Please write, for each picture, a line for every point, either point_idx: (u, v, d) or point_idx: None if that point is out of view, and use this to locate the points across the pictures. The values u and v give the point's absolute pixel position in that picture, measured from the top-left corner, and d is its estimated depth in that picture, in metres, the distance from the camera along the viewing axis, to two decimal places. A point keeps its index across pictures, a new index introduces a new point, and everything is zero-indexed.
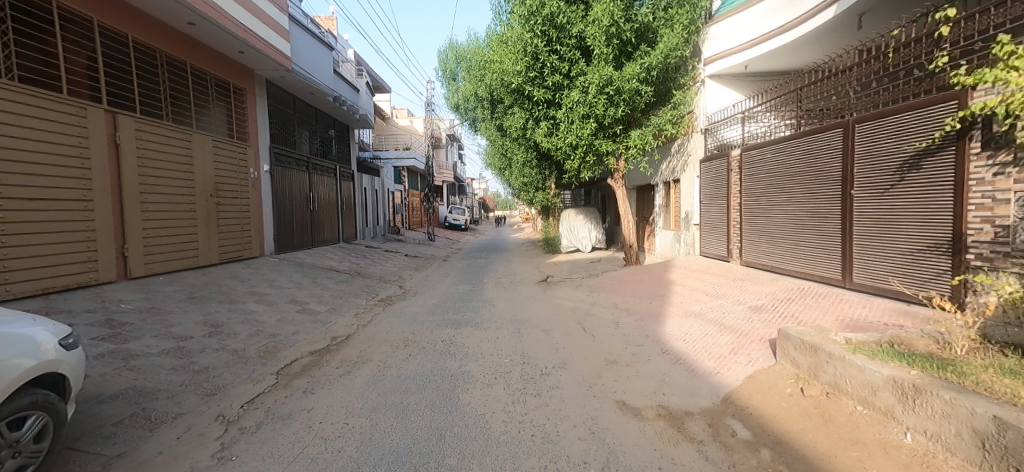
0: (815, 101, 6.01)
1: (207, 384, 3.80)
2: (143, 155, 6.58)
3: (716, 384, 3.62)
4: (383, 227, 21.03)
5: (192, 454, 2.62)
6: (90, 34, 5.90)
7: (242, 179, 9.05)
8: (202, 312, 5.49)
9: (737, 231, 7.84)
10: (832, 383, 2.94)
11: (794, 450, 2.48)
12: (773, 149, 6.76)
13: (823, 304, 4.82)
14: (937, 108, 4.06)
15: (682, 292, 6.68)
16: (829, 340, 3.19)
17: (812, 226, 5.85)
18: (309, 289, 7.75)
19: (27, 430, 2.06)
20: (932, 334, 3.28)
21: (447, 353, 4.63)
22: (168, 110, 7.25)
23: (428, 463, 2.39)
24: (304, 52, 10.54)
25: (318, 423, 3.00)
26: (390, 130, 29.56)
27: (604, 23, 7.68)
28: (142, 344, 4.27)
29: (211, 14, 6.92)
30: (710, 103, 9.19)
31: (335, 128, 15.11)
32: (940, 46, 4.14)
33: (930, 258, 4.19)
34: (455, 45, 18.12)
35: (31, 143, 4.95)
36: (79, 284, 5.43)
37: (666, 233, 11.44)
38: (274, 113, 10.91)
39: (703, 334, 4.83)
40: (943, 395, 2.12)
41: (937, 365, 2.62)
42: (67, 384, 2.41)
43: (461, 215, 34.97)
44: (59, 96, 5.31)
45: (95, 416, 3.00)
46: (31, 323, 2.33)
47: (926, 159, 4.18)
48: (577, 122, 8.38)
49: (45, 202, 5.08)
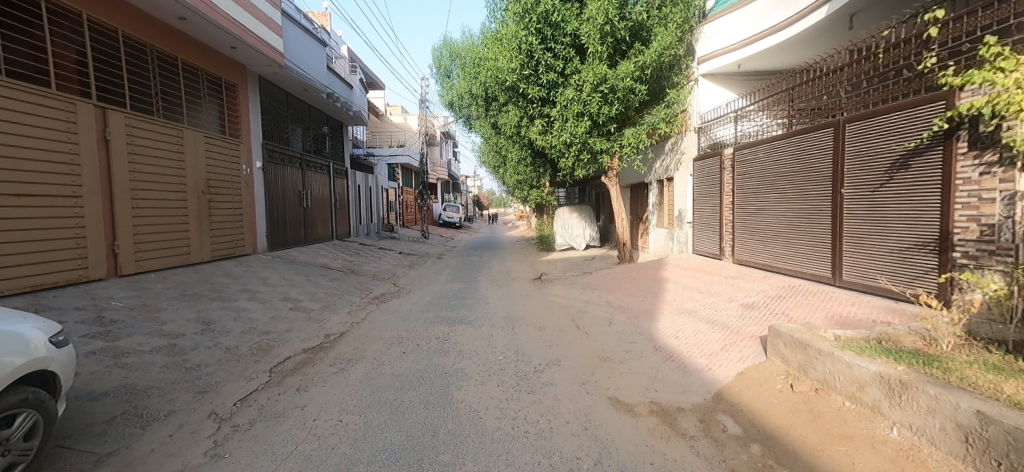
0: (806, 101, 6.08)
1: (199, 382, 3.77)
2: (134, 151, 6.50)
3: (707, 380, 3.66)
4: (378, 225, 20.94)
5: (185, 451, 2.62)
6: (79, 29, 5.80)
7: (236, 176, 9.00)
8: (195, 309, 5.45)
9: (729, 229, 7.91)
10: (822, 380, 2.98)
11: (783, 444, 2.53)
12: (765, 149, 6.83)
13: (813, 301, 4.89)
14: (926, 108, 4.12)
15: (674, 290, 6.72)
16: (818, 337, 3.24)
17: (803, 225, 5.91)
18: (302, 287, 7.71)
19: (17, 427, 2.04)
20: (919, 330, 3.35)
21: (441, 350, 4.63)
22: (159, 105, 7.16)
23: (422, 459, 2.40)
24: (297, 48, 10.46)
25: (312, 420, 3.00)
26: (385, 128, 29.43)
27: (599, 21, 7.69)
28: (134, 341, 4.24)
29: (205, 10, 6.88)
30: (704, 102, 9.19)
31: (329, 125, 15.02)
32: (929, 46, 4.21)
33: (917, 256, 4.25)
34: (450, 41, 18.07)
35: (21, 139, 4.89)
36: (68, 280, 5.37)
37: (660, 232, 11.49)
38: (267, 110, 10.81)
39: (696, 332, 4.86)
40: (929, 390, 2.17)
41: (923, 361, 2.68)
42: (57, 382, 2.39)
43: (455, 212, 34.75)
44: (47, 91, 5.22)
45: (85, 414, 2.98)
46: (20, 320, 2.30)
47: (915, 159, 4.24)
48: (572, 120, 8.36)
49: (36, 199, 5.03)
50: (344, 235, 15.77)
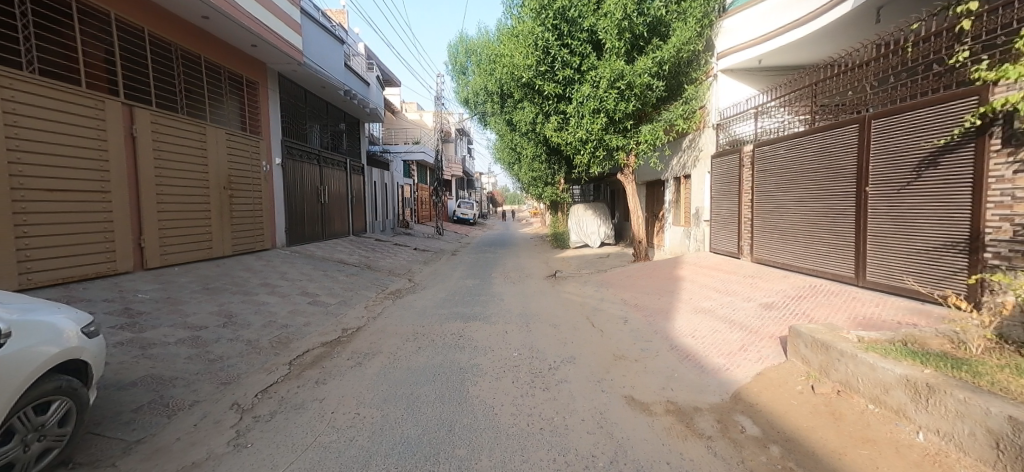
0: (830, 97, 5.93)
1: (222, 373, 3.87)
2: (159, 147, 6.66)
3: (725, 380, 3.62)
4: (393, 221, 21.13)
5: (208, 440, 2.69)
6: (107, 28, 5.95)
7: (256, 172, 9.17)
8: (217, 303, 5.59)
9: (748, 227, 7.78)
10: (844, 382, 2.93)
11: (804, 447, 2.49)
12: (787, 146, 6.68)
13: (835, 302, 4.78)
14: (957, 103, 3.99)
15: (690, 288, 6.65)
16: (840, 338, 3.18)
17: (825, 225, 5.78)
18: (320, 281, 7.84)
19: (52, 414, 2.13)
20: (947, 333, 3.26)
21: (456, 346, 4.67)
22: (183, 102, 7.32)
23: (437, 454, 2.42)
24: (314, 45, 10.55)
25: (330, 413, 3.05)
26: (400, 125, 29.74)
27: (617, 16, 7.57)
28: (159, 333, 4.36)
29: (225, 7, 6.95)
30: (723, 98, 9.02)
31: (346, 122, 15.15)
32: (961, 40, 4.08)
33: (945, 256, 4.14)
34: (465, 38, 18.06)
35: (52, 137, 5.05)
36: (97, 273, 5.54)
37: (676, 229, 11.37)
38: (286, 107, 10.96)
39: (713, 331, 4.80)
40: (957, 394, 2.11)
41: (952, 364, 2.60)
42: (89, 371, 2.48)
43: (469, 209, 34.92)
44: (77, 89, 5.37)
45: (114, 402, 3.08)
46: (54, 311, 2.39)
47: (944, 157, 4.11)
48: (588, 117, 8.29)
49: (66, 194, 5.18)
50: (360, 230, 15.96)
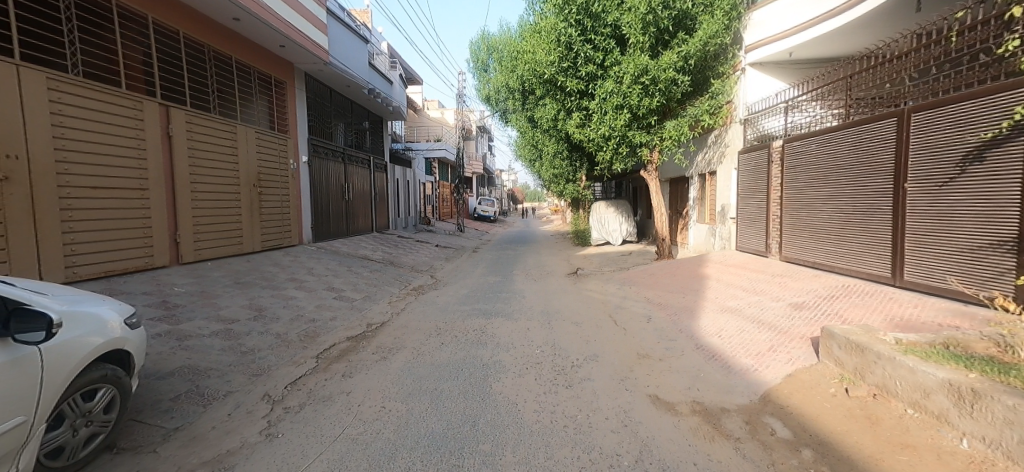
0: (867, 90, 5.72)
1: (253, 365, 3.99)
2: (193, 146, 6.89)
3: (753, 381, 3.53)
4: (415, 218, 21.34)
5: (241, 430, 2.77)
6: (145, 32, 6.18)
7: (284, 170, 9.40)
8: (247, 297, 5.76)
9: (777, 225, 7.57)
10: (881, 385, 2.83)
11: (837, 451, 2.41)
12: (819, 141, 6.47)
13: (870, 302, 4.61)
14: (1006, 95, 3.81)
15: (716, 287, 6.51)
16: (877, 339, 3.07)
17: (860, 223, 5.58)
18: (344, 277, 7.98)
19: (98, 401, 2.24)
20: (993, 335, 3.11)
21: (479, 342, 4.70)
22: (215, 103, 7.55)
23: (462, 448, 2.45)
24: (339, 44, 10.72)
25: (357, 406, 3.11)
26: (422, 123, 30.00)
27: (641, 10, 7.46)
28: (194, 325, 4.53)
29: (255, 9, 7.13)
30: (751, 92, 8.76)
31: (369, 120, 15.38)
32: (1011, 28, 3.88)
33: (992, 255, 3.95)
34: (486, 35, 18.08)
35: (96, 136, 5.29)
36: (136, 267, 5.78)
37: (700, 227, 11.16)
38: (312, 106, 11.20)
39: (741, 331, 4.69)
40: (1006, 400, 2.01)
41: (999, 368, 2.48)
42: (131, 361, 2.58)
43: (489, 206, 34.99)
44: (118, 90, 5.60)
45: (154, 391, 3.21)
46: (99, 303, 2.51)
47: (990, 151, 3.93)
48: (611, 113, 8.19)
49: (108, 190, 5.42)
50: (383, 227, 16.20)
